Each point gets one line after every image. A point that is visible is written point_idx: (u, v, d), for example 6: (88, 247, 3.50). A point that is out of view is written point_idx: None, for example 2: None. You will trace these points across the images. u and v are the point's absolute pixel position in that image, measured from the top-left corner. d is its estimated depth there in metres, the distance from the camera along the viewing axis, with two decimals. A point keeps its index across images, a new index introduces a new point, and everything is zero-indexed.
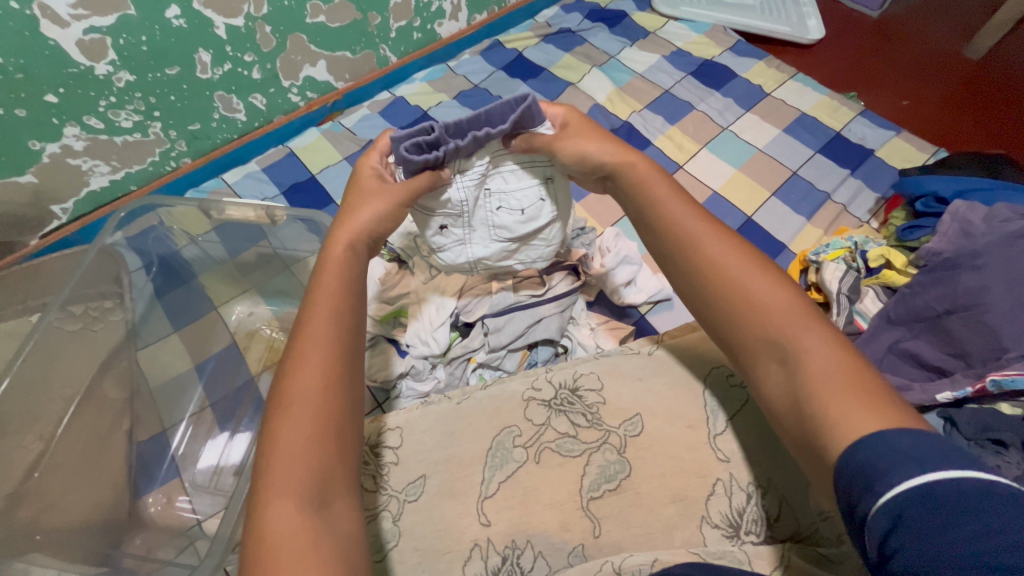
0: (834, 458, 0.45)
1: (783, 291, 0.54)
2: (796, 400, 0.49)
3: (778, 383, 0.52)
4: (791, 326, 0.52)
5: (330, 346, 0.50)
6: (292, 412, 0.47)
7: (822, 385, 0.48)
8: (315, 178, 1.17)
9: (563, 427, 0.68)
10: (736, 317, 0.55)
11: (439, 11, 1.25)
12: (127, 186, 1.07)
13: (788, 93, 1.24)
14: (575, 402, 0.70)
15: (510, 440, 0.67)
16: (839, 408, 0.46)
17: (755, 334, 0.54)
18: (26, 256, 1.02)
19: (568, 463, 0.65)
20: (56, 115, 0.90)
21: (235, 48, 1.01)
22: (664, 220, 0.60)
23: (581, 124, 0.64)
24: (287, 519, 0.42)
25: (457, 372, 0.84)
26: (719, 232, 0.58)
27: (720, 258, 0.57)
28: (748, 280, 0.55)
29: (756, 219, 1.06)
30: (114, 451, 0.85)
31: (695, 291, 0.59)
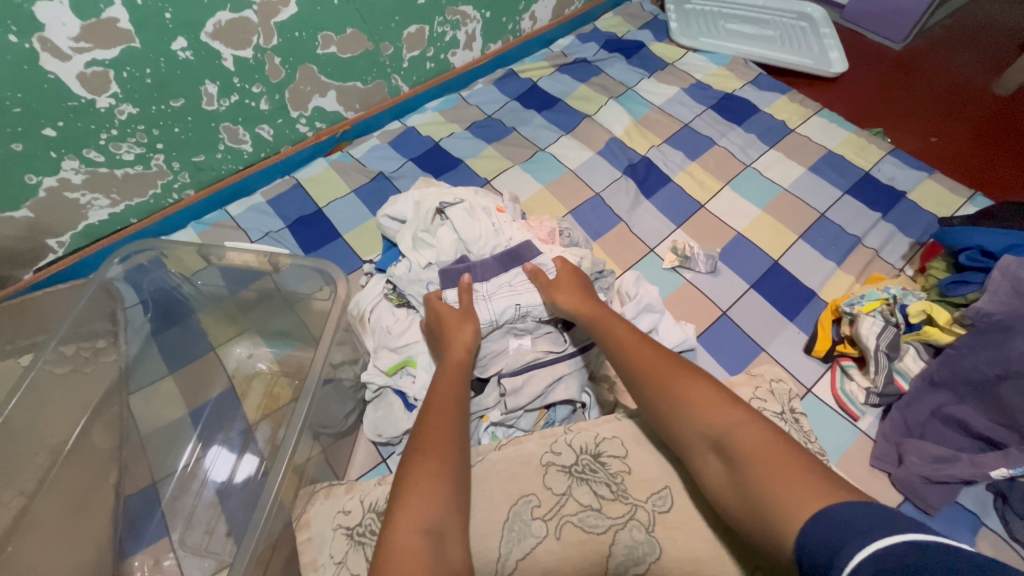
0: (795, 547, 0.43)
1: (714, 390, 0.57)
2: (742, 495, 0.48)
3: (721, 478, 0.51)
4: (718, 417, 0.53)
5: (454, 408, 0.63)
6: (426, 450, 0.56)
7: (760, 473, 0.48)
8: (322, 212, 1.12)
9: (586, 499, 0.62)
10: (669, 412, 0.57)
11: (453, 41, 1.22)
12: (127, 219, 1.03)
13: (813, 129, 1.19)
14: (599, 470, 0.64)
15: (528, 512, 0.61)
16: (779, 491, 0.46)
17: (693, 431, 0.54)
18: (19, 290, 0.97)
19: (591, 541, 0.59)
20: (54, 148, 0.86)
21: (243, 80, 0.97)
22: (613, 340, 0.68)
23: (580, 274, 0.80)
24: (409, 537, 0.49)
25: (466, 430, 0.77)
26: (654, 348, 0.64)
27: (654, 366, 0.61)
28: (676, 380, 0.58)
29: (783, 263, 1.01)
30: (100, 506, 0.80)
31: (638, 399, 0.61)
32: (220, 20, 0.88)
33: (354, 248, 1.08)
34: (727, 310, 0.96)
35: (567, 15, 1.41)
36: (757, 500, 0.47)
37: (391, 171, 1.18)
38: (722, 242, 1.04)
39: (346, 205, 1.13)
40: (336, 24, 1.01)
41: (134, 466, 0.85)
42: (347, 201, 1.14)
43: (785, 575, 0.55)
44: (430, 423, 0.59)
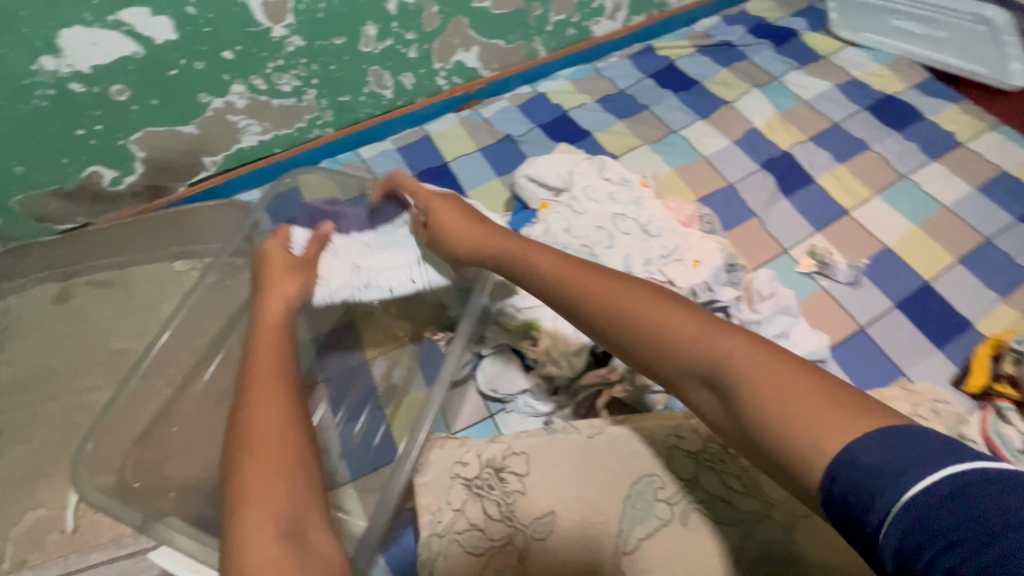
0: (820, 490, 0.40)
1: (684, 319, 0.52)
2: (746, 432, 0.46)
3: (711, 406, 0.50)
4: (700, 345, 0.49)
5: (275, 375, 0.57)
6: (256, 442, 0.50)
7: (772, 410, 0.44)
8: (448, 166, 1.13)
9: (713, 488, 0.68)
10: (631, 347, 0.53)
11: (599, 8, 1.19)
12: (272, 148, 1.08)
13: (986, 145, 1.07)
14: (726, 462, 0.69)
15: (652, 493, 0.68)
16: (798, 428, 0.42)
17: (678, 362, 0.51)
18: (173, 201, 1.04)
19: (715, 529, 0.65)
20: (228, 71, 0.91)
21: (401, 25, 0.98)
22: (551, 283, 0.60)
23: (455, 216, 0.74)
24: (265, 549, 0.43)
25: (583, 402, 0.80)
26: (622, 281, 0.56)
27: (613, 301, 0.55)
28: (639, 312, 0.53)
29: (936, 286, 0.92)
30: None
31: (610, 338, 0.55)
32: None
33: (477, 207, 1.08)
34: (866, 326, 0.89)
35: None
36: (767, 440, 0.44)
37: (518, 134, 1.17)
38: (866, 255, 0.96)
39: (472, 162, 1.14)
40: None
41: None
42: (472, 159, 1.14)
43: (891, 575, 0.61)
44: (252, 411, 0.53)
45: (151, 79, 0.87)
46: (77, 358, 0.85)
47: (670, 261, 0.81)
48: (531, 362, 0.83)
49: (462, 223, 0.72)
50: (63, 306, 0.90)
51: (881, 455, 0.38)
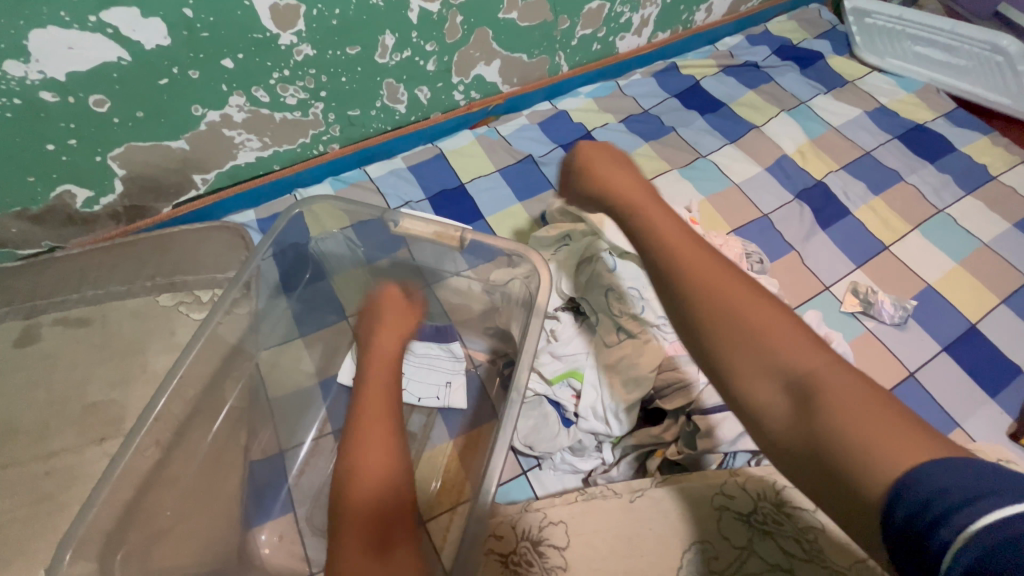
0: (884, 505, 0.33)
1: (789, 323, 0.44)
2: (811, 436, 0.38)
3: (783, 416, 0.40)
4: (771, 339, 0.43)
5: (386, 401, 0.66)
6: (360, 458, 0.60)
7: (867, 432, 0.36)
8: (465, 187, 1.05)
9: (772, 557, 0.58)
10: (726, 309, 0.45)
11: (626, 23, 1.12)
12: (271, 165, 0.98)
13: (1019, 179, 1.05)
14: (785, 523, 0.60)
15: (704, 563, 0.58)
16: (877, 437, 0.35)
17: (753, 354, 0.43)
18: (159, 223, 0.93)
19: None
20: (227, 81, 0.81)
21: (421, 35, 0.90)
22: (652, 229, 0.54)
23: (600, 159, 0.65)
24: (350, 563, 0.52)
25: (632, 461, 0.72)
26: (707, 250, 0.51)
27: (691, 257, 0.50)
28: (717, 273, 0.48)
29: (982, 328, 0.89)
30: (230, 468, 0.75)
31: (659, 274, 0.51)
32: None
33: (497, 232, 0.99)
34: (916, 372, 0.84)
35: (739, 13, 1.29)
36: (836, 445, 0.36)
37: (540, 154, 1.09)
38: (909, 293, 0.92)
39: (490, 184, 1.05)
40: None
41: (260, 430, 0.80)
42: (491, 181, 1.06)
43: None
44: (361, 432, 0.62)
45: (138, 87, 0.75)
46: (46, 412, 0.73)
47: None
48: (573, 416, 0.74)
49: (613, 166, 0.64)
50: (24, 349, 0.78)
51: (961, 478, 0.31)
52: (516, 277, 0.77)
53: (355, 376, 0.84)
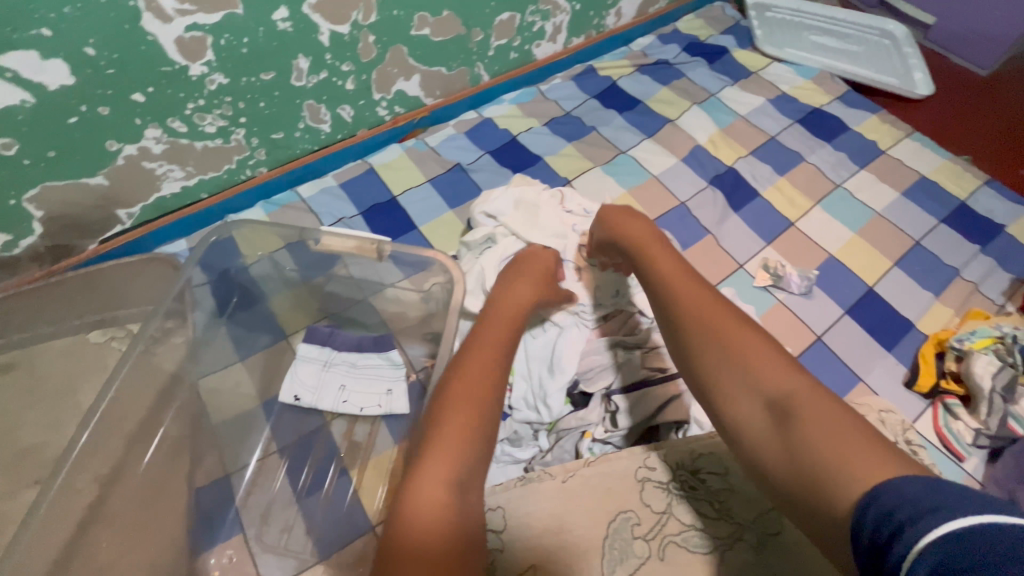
0: (849, 511, 0.41)
1: (780, 359, 0.53)
2: (793, 456, 0.46)
3: (767, 439, 0.49)
4: (758, 371, 0.52)
5: (486, 365, 0.59)
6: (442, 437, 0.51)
7: (827, 446, 0.44)
8: (397, 200, 1.08)
9: (687, 518, 0.65)
10: (717, 347, 0.56)
11: (540, 32, 1.18)
12: (198, 194, 0.98)
13: (905, 152, 1.15)
14: (698, 487, 0.67)
15: (628, 530, 0.64)
16: (837, 450, 0.44)
17: (746, 387, 0.52)
18: (84, 261, 0.92)
19: (700, 561, 0.61)
20: (140, 115, 0.81)
21: (335, 57, 0.92)
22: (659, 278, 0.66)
23: (624, 223, 0.74)
24: (434, 494, 0.48)
25: (565, 445, 0.75)
26: (715, 299, 0.61)
27: (693, 302, 0.61)
28: (717, 317, 0.58)
29: (878, 290, 0.97)
30: (175, 496, 0.76)
31: (668, 319, 0.62)
32: None
33: (430, 240, 1.03)
34: (822, 335, 0.92)
35: (649, 14, 1.36)
36: (808, 456, 0.45)
37: (468, 162, 1.13)
38: (814, 264, 1.00)
39: (421, 195, 1.09)
40: (434, 6, 0.96)
41: (205, 456, 0.81)
42: (422, 191, 1.09)
43: None
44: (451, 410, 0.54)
45: (47, 128, 0.75)
46: None
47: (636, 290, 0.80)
48: (508, 408, 0.76)
49: (626, 216, 0.75)
50: None
51: (920, 488, 0.38)
52: (434, 285, 0.84)
53: (297, 395, 0.85)
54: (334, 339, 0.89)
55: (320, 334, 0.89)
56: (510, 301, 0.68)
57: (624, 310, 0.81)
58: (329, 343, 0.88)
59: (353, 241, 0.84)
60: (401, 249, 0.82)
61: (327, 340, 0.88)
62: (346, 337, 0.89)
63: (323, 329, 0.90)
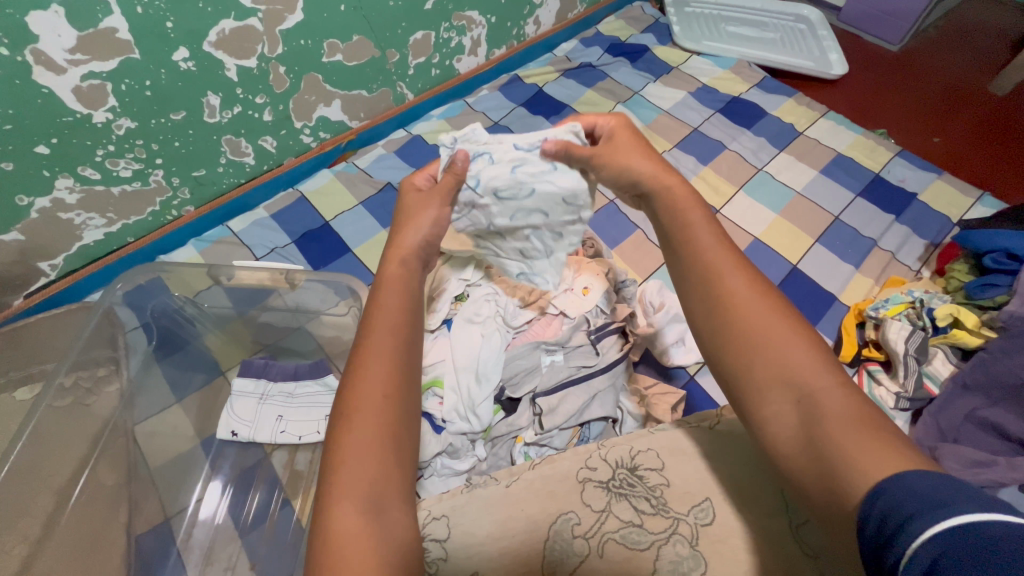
0: (858, 509, 0.39)
1: (805, 341, 0.50)
2: (814, 448, 0.44)
3: (788, 427, 0.47)
4: (792, 362, 0.48)
5: (393, 336, 0.51)
6: (348, 454, 0.44)
7: (854, 447, 0.41)
8: (329, 225, 1.08)
9: (626, 515, 0.61)
10: (751, 331, 0.51)
11: (458, 47, 1.20)
12: (124, 238, 0.98)
13: (821, 131, 1.20)
14: (637, 484, 0.63)
15: (569, 530, 0.61)
16: (863, 453, 0.41)
17: (769, 370, 0.49)
18: (9, 317, 0.91)
19: (636, 558, 0.58)
20: (47, 166, 0.81)
21: (247, 90, 0.93)
22: (690, 245, 0.57)
23: (624, 141, 0.64)
24: (349, 520, 0.41)
25: (500, 451, 0.77)
26: (738, 264, 0.55)
27: (728, 274, 0.54)
28: (740, 289, 0.53)
29: (802, 267, 1.00)
30: (111, 547, 0.75)
31: (700, 292, 0.56)
32: (224, 29, 0.84)
33: (365, 262, 1.04)
34: None
35: (570, 19, 1.40)
36: (833, 454, 0.42)
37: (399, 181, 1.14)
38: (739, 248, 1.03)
39: (354, 218, 1.09)
40: (343, 32, 0.97)
41: (143, 502, 0.80)
42: (355, 214, 1.10)
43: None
44: (352, 417, 0.45)
45: None
46: None
47: (559, 293, 0.83)
48: (441, 421, 0.75)
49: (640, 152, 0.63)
50: None
51: (932, 482, 0.36)
52: (353, 307, 0.85)
53: (234, 430, 0.85)
54: (272, 370, 0.89)
55: (255, 367, 0.89)
56: (404, 248, 0.58)
57: (548, 313, 0.82)
58: (267, 375, 0.88)
59: (265, 271, 0.85)
60: (312, 276, 0.84)
61: (264, 372, 0.88)
62: (283, 367, 0.89)
63: (260, 361, 0.90)
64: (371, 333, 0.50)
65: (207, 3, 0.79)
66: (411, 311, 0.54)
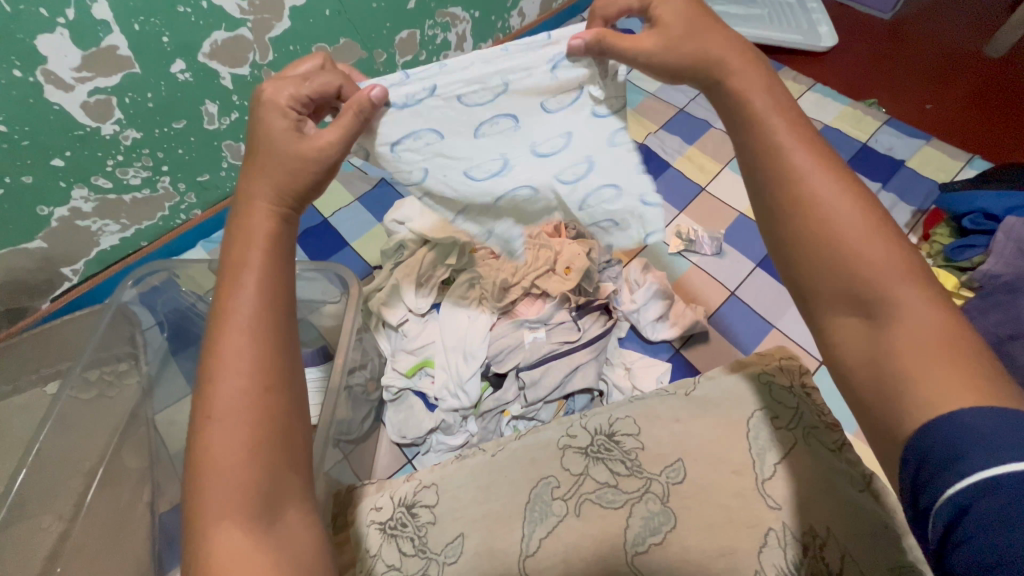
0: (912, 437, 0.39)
1: (890, 248, 0.45)
2: (875, 361, 0.43)
3: (856, 340, 0.45)
4: (880, 277, 0.44)
5: (249, 327, 0.44)
6: (213, 465, 0.40)
7: (931, 371, 0.39)
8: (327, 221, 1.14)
9: (603, 477, 0.64)
10: (830, 244, 0.46)
11: (444, 43, 1.24)
12: (137, 242, 1.05)
13: (807, 105, 1.20)
14: (613, 449, 0.66)
15: (548, 492, 0.64)
16: (940, 376, 0.39)
17: (834, 282, 0.47)
18: (39, 320, 0.99)
19: (611, 516, 0.61)
20: (63, 178, 0.88)
21: (242, 97, 0.99)
22: (763, 144, 0.50)
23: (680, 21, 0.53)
24: (229, 534, 0.38)
25: (490, 425, 0.80)
26: (822, 160, 0.48)
27: (808, 172, 0.48)
28: (824, 191, 0.47)
29: None
30: (136, 525, 0.81)
31: (771, 197, 0.50)
32: (216, 40, 0.89)
33: (362, 255, 1.09)
34: (735, 291, 0.97)
35: (555, 9, 1.42)
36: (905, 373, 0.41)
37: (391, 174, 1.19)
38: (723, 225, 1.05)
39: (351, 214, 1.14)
40: (329, 36, 1.02)
41: (164, 484, 0.86)
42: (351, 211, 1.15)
43: (804, 529, 0.57)
44: (209, 427, 0.41)
45: None
46: None
47: (542, 274, 0.85)
48: (434, 400, 0.81)
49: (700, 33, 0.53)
50: None
51: (997, 425, 0.35)
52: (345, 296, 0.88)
53: None
54: None
55: None
56: None
57: (531, 293, 0.86)
58: None
59: None
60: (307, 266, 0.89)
61: None
62: None
63: None
64: (222, 332, 0.44)
65: (198, 16, 0.85)
66: (278, 290, 0.47)
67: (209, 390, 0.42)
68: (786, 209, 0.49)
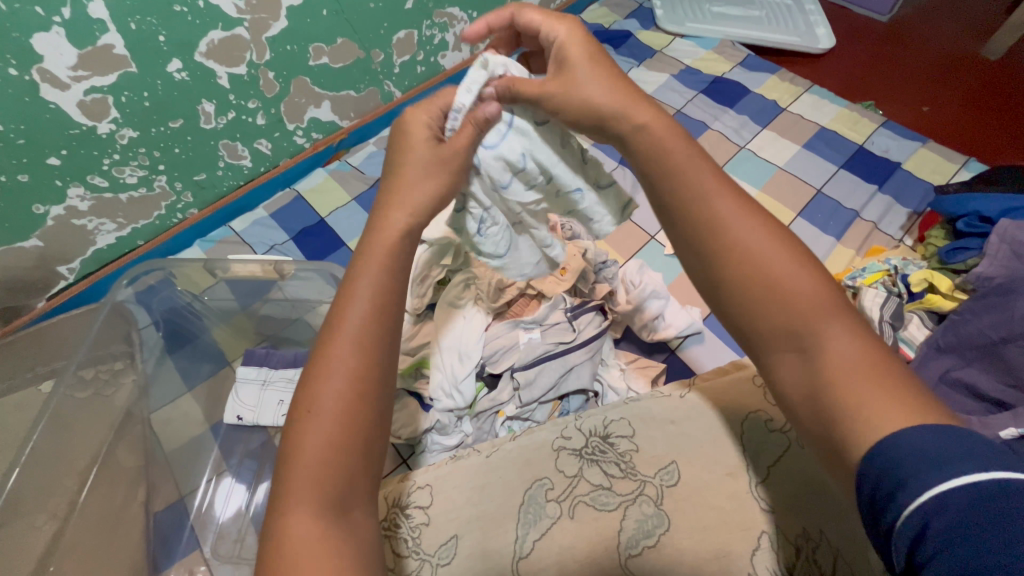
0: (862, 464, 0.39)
1: (812, 283, 0.47)
2: (814, 398, 0.44)
3: (793, 375, 0.46)
4: (807, 313, 0.45)
5: (360, 331, 0.45)
6: (304, 459, 0.41)
7: (865, 403, 0.40)
8: (325, 221, 1.14)
9: (597, 478, 0.65)
10: (755, 286, 0.47)
11: (442, 43, 1.24)
12: (134, 241, 1.05)
13: (804, 106, 1.20)
14: (608, 450, 0.67)
15: (543, 494, 0.64)
16: (873, 407, 0.40)
17: (768, 320, 0.47)
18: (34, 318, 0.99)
19: (604, 518, 0.61)
20: (59, 176, 0.87)
21: (239, 96, 0.99)
22: (679, 189, 0.50)
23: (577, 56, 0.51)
24: (305, 527, 0.39)
25: (485, 426, 0.81)
26: (739, 203, 0.49)
27: (722, 218, 0.49)
28: (743, 234, 0.48)
29: None
30: (130, 524, 0.81)
31: (696, 242, 0.50)
32: (213, 39, 0.89)
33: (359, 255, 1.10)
34: None
35: (553, 9, 1.42)
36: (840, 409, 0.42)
37: None
38: None
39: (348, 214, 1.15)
40: (327, 36, 1.02)
41: (159, 483, 0.87)
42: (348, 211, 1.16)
43: (796, 533, 0.57)
44: (304, 422, 0.42)
45: None
46: None
47: None
48: (429, 400, 0.81)
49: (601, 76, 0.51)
50: None
51: (937, 441, 0.36)
52: None
53: (239, 415, 0.91)
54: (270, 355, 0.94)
55: (253, 354, 0.94)
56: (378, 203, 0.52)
57: (527, 294, 0.86)
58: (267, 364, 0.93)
59: (256, 262, 0.90)
60: (302, 265, 0.89)
61: (265, 362, 0.93)
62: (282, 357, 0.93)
63: (261, 351, 0.94)
64: (339, 327, 0.45)
65: (195, 16, 0.85)
66: (391, 296, 0.48)
67: (314, 385, 0.43)
68: (713, 257, 0.49)
